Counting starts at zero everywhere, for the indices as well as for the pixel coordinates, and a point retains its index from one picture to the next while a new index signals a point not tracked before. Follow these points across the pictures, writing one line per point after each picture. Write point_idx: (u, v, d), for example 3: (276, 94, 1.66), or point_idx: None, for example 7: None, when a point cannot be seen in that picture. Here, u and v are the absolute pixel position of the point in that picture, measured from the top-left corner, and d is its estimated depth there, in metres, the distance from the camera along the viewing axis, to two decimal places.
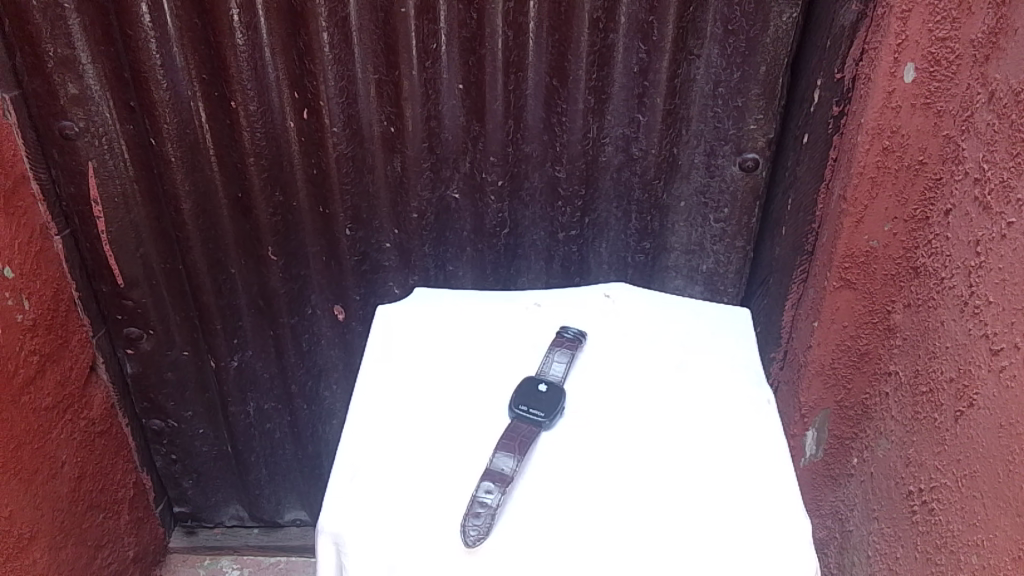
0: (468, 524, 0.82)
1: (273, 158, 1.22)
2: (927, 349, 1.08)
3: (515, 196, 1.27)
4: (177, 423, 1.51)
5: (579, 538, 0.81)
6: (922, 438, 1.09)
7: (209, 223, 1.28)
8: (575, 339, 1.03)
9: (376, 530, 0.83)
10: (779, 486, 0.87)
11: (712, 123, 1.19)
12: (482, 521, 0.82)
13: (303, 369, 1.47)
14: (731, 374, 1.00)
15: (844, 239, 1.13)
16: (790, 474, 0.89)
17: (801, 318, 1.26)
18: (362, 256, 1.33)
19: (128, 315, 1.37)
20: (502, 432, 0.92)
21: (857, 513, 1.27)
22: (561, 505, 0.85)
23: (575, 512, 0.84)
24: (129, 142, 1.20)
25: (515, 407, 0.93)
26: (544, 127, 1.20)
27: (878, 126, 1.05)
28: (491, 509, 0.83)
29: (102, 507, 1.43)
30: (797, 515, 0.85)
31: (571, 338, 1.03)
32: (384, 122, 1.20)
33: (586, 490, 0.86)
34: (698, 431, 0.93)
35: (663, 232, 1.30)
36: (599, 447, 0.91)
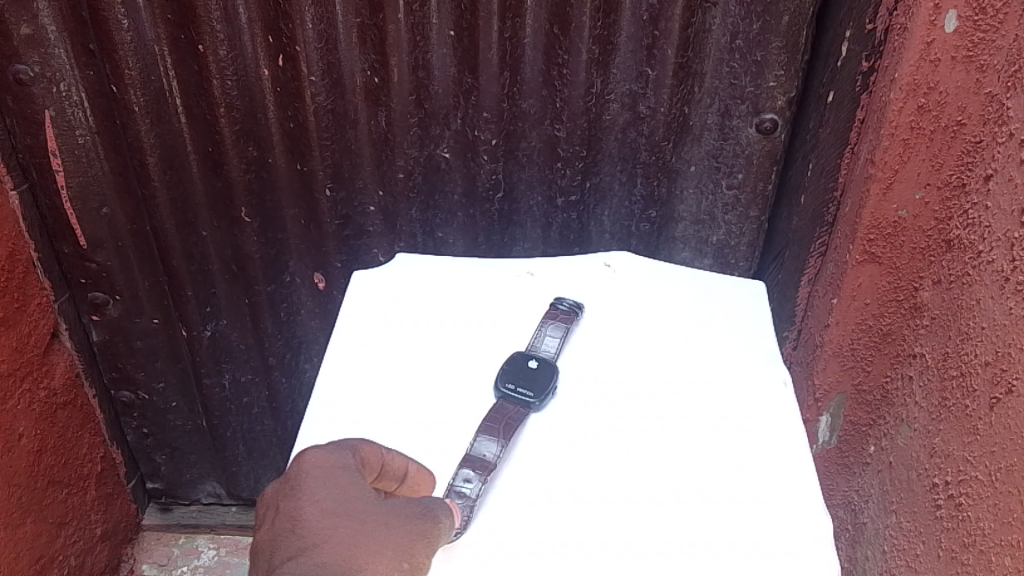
0: None
1: (246, 110, 1.12)
2: (959, 329, 0.98)
3: (511, 157, 1.17)
4: (147, 394, 1.42)
5: (569, 537, 0.73)
6: (950, 428, 1.00)
7: (177, 180, 1.18)
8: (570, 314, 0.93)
9: None
10: (794, 477, 0.78)
11: (727, 79, 1.08)
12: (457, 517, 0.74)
13: (282, 340, 1.38)
14: (743, 350, 0.90)
15: (871, 207, 1.04)
16: (807, 463, 0.79)
17: (818, 295, 1.17)
18: (345, 220, 1.24)
19: (93, 279, 1.27)
20: (486, 413, 0.83)
21: (872, 506, 1.18)
22: (550, 496, 0.76)
23: (565, 503, 0.76)
24: (90, 90, 1.10)
25: (502, 386, 0.84)
26: (543, 80, 1.10)
27: (913, 82, 0.95)
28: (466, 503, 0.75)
29: (66, 483, 1.35)
30: (811, 509, 0.76)
31: (565, 312, 0.93)
32: (367, 71, 1.10)
33: (579, 482, 0.77)
34: (706, 416, 0.83)
35: (671, 199, 1.20)
36: (593, 429, 0.82)
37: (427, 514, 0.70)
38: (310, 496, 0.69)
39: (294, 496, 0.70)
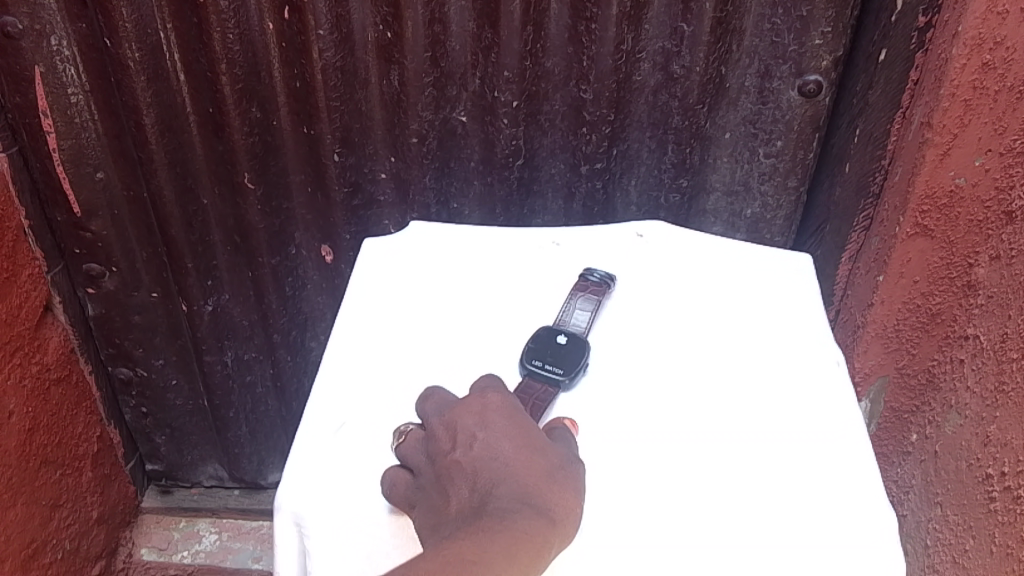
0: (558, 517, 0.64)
1: (249, 67, 1.04)
2: (1019, 307, 0.89)
3: (532, 120, 1.09)
4: (146, 372, 1.35)
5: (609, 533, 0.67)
6: (1007, 415, 0.91)
7: (176, 143, 1.10)
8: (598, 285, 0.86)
9: (338, 505, 0.70)
10: (851, 468, 0.71)
11: (768, 37, 1.00)
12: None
13: (286, 317, 1.31)
14: (791, 328, 0.82)
15: (924, 176, 0.96)
16: (867, 452, 0.72)
17: (859, 273, 1.09)
18: (354, 187, 1.16)
19: (87, 249, 1.20)
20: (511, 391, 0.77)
21: (913, 497, 1.09)
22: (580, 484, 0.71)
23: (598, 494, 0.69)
24: (82, 44, 1.02)
25: (527, 362, 0.78)
26: (569, 36, 1.02)
27: (978, 35, 0.87)
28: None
29: (60, 463, 1.28)
30: (871, 506, 0.68)
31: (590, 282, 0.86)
32: (379, 25, 1.02)
33: (618, 473, 0.71)
34: (755, 400, 0.76)
35: (703, 168, 1.12)
36: (631, 415, 0.75)
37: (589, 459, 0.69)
38: (505, 427, 0.67)
39: (488, 425, 0.67)
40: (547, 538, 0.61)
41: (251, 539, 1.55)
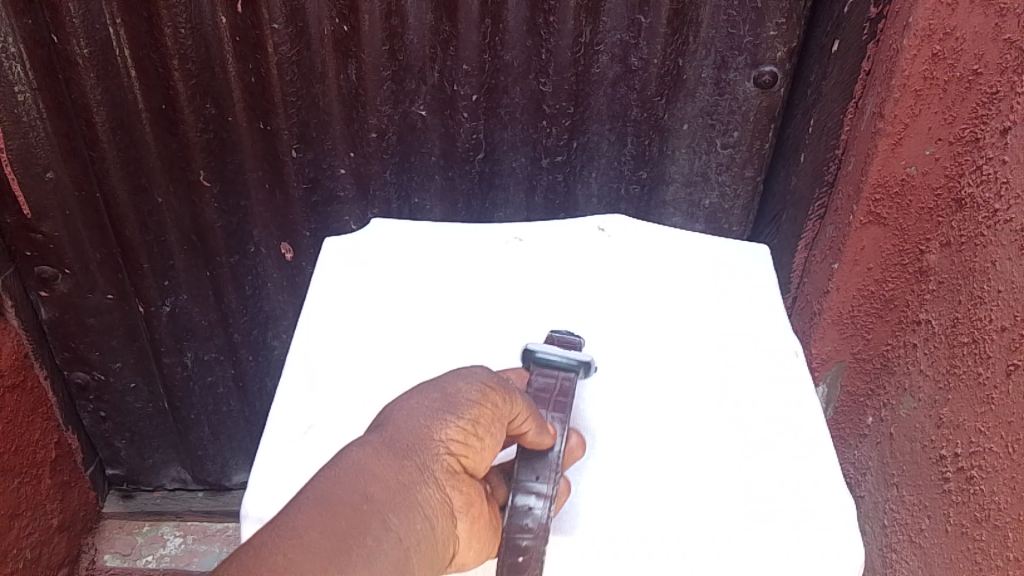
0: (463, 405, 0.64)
1: (202, 62, 1.02)
2: (970, 293, 0.92)
3: (492, 114, 1.09)
4: (103, 375, 1.32)
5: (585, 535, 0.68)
6: (960, 397, 0.94)
7: (129, 142, 1.08)
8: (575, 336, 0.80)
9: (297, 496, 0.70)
10: (813, 452, 0.73)
11: (725, 28, 1.01)
12: (535, 544, 0.62)
13: (247, 316, 1.29)
14: (751, 319, 0.84)
15: (878, 164, 0.98)
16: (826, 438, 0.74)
17: (815, 261, 1.11)
18: (313, 184, 1.14)
19: (39, 251, 1.17)
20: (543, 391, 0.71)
21: (869, 479, 1.12)
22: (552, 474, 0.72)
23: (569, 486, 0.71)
24: (28, 41, 0.99)
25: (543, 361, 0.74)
26: (527, 29, 1.01)
27: (929, 26, 0.89)
28: (539, 529, 0.62)
29: (17, 471, 1.26)
30: (833, 489, 0.70)
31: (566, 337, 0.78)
32: (335, 19, 1.00)
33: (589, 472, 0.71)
34: (719, 391, 0.77)
35: (662, 159, 1.13)
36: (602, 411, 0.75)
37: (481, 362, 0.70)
38: None
39: None
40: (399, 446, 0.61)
41: (217, 541, 1.50)
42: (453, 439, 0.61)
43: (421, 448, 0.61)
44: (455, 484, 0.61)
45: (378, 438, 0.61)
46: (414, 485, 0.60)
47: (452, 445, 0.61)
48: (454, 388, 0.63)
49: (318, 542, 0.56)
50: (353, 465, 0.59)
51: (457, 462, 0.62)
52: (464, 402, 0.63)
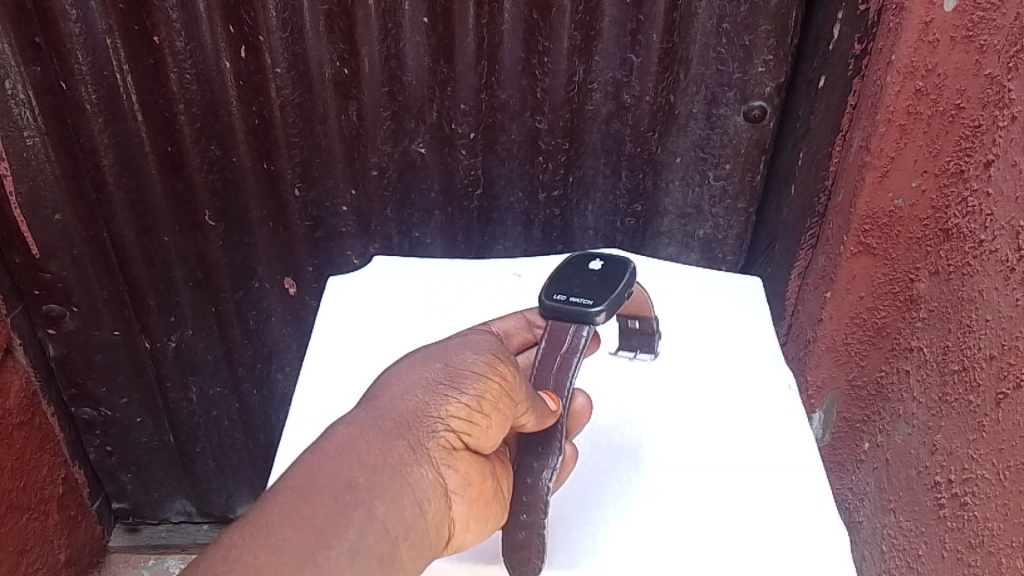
0: (465, 369, 0.63)
1: (207, 106, 1.05)
2: (959, 322, 0.94)
3: (490, 151, 1.11)
4: (110, 411, 1.34)
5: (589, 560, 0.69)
6: (952, 425, 0.95)
7: (135, 183, 1.11)
8: (576, 310, 0.73)
9: None
10: (806, 478, 0.75)
11: (714, 66, 1.03)
12: (533, 518, 0.68)
13: (251, 350, 1.31)
14: (745, 353, 0.87)
15: (865, 197, 1.00)
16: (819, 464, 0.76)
17: (809, 289, 1.13)
18: (315, 221, 1.17)
19: (47, 290, 1.19)
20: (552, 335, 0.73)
21: (868, 504, 1.13)
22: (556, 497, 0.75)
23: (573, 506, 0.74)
24: (37, 87, 1.02)
25: (555, 302, 0.74)
26: (522, 70, 1.04)
27: (910, 64, 0.91)
28: (537, 503, 0.68)
29: (25, 508, 1.28)
30: (828, 514, 0.71)
31: (564, 322, 0.74)
32: (336, 63, 1.03)
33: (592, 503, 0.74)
34: (714, 423, 0.80)
35: (656, 193, 1.15)
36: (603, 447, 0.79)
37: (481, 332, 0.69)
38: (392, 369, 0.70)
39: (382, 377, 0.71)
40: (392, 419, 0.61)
41: None
42: (456, 416, 0.62)
43: (421, 425, 0.61)
44: (452, 462, 0.61)
45: (377, 412, 0.61)
46: (411, 465, 0.59)
47: (454, 421, 0.61)
48: (461, 361, 0.64)
49: (295, 535, 0.54)
50: (343, 442, 0.59)
51: (457, 439, 0.62)
52: (469, 377, 0.63)
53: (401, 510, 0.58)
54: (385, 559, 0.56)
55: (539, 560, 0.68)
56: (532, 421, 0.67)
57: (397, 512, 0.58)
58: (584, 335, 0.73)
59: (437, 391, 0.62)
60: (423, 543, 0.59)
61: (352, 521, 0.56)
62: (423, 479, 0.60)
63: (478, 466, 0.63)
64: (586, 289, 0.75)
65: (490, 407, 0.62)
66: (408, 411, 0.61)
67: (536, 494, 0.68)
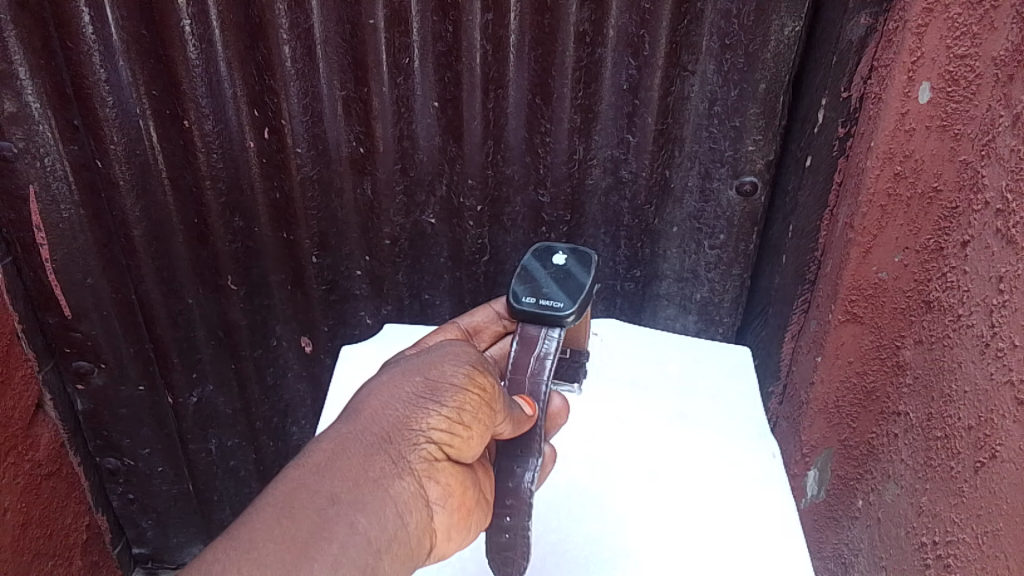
0: (444, 383, 0.71)
1: (231, 181, 1.13)
2: (941, 391, 0.98)
3: (496, 222, 1.18)
4: (133, 461, 1.40)
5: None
6: (936, 488, 0.99)
7: (162, 251, 1.18)
8: (552, 315, 0.82)
9: None
10: (783, 536, 0.84)
11: (707, 144, 1.09)
12: (516, 520, 0.78)
13: (268, 405, 1.37)
14: (730, 422, 0.97)
15: (850, 270, 1.05)
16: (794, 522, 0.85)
17: (801, 351, 1.18)
18: (331, 285, 1.24)
19: (77, 348, 1.26)
20: (531, 338, 0.82)
21: (862, 560, 1.16)
22: (549, 548, 0.85)
23: (569, 553, 0.84)
24: (75, 164, 1.10)
25: (531, 309, 0.82)
26: (526, 148, 1.11)
27: (889, 150, 0.97)
28: (520, 505, 0.78)
29: (52, 554, 1.33)
30: (805, 570, 0.80)
31: (537, 326, 0.83)
32: (352, 142, 1.10)
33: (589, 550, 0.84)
34: (699, 484, 0.90)
35: (654, 259, 1.22)
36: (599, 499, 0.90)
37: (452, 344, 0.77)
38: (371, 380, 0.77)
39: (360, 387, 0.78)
40: (373, 435, 0.68)
41: None
42: (436, 427, 0.70)
43: (404, 437, 0.69)
44: (433, 472, 0.69)
45: (362, 426, 0.69)
46: (394, 475, 0.67)
47: (434, 432, 0.70)
48: (439, 375, 0.72)
49: (278, 550, 0.59)
50: (330, 458, 0.66)
51: (438, 449, 0.70)
52: (448, 389, 0.71)
53: (383, 519, 0.65)
54: (369, 567, 0.63)
55: (522, 559, 0.80)
56: (507, 429, 0.76)
57: (381, 521, 0.65)
58: (552, 336, 0.82)
59: (418, 404, 0.70)
60: (405, 549, 0.67)
61: (335, 531, 0.62)
62: (406, 487, 0.67)
63: (455, 473, 0.72)
64: (553, 292, 0.84)
65: (467, 417, 0.71)
66: (392, 425, 0.69)
67: (518, 497, 0.78)
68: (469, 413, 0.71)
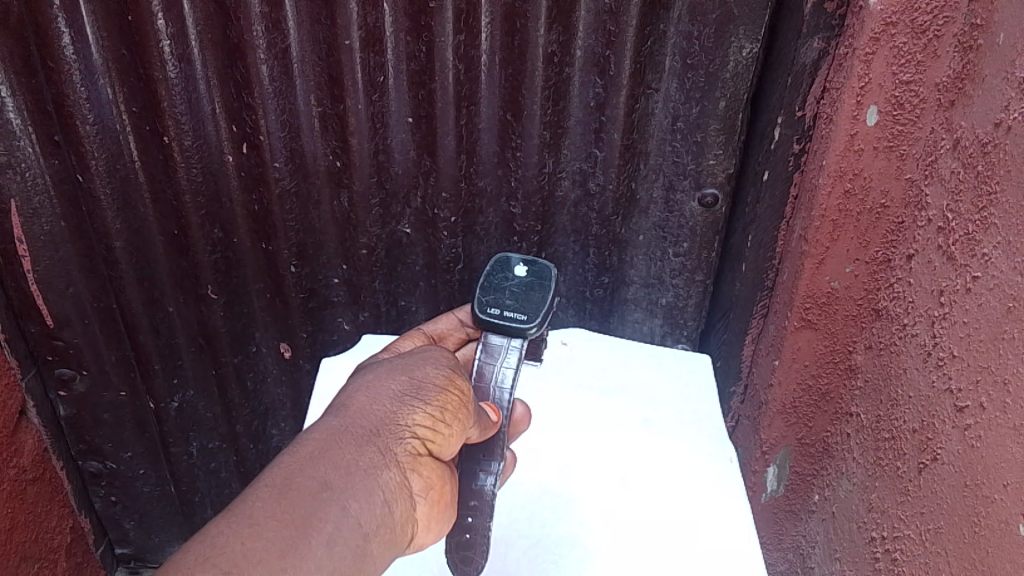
0: (428, 383, 0.76)
1: (211, 194, 1.16)
2: (889, 396, 1.05)
3: (470, 231, 1.22)
4: (115, 464, 1.43)
5: None
6: (884, 486, 1.05)
7: (143, 261, 1.21)
8: (512, 328, 0.86)
9: None
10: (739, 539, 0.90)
11: (671, 158, 1.14)
12: (479, 520, 0.83)
13: (248, 408, 1.41)
14: (690, 427, 1.03)
15: (805, 280, 1.09)
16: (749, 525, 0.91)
17: (761, 355, 1.21)
18: (309, 292, 1.27)
19: (59, 356, 1.28)
20: (494, 349, 0.87)
21: (819, 551, 1.23)
22: (517, 555, 0.90)
23: (538, 561, 0.90)
24: (55, 178, 1.12)
25: (494, 321, 0.87)
26: (498, 161, 1.15)
27: (840, 169, 1.01)
28: (483, 506, 0.83)
29: (36, 557, 1.36)
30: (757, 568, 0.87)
31: (499, 335, 0.87)
32: (330, 156, 1.14)
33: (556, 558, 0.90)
34: (661, 489, 0.96)
35: (621, 266, 1.26)
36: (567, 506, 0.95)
37: (431, 349, 0.82)
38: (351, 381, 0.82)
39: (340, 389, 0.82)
40: (362, 427, 0.73)
41: None
42: (420, 423, 0.74)
43: (391, 431, 0.73)
44: (417, 466, 0.74)
45: (352, 420, 0.73)
46: (382, 466, 0.71)
47: (418, 428, 0.74)
48: (422, 376, 0.77)
49: (277, 527, 0.64)
50: (321, 447, 0.70)
51: (421, 444, 0.74)
52: (431, 390, 0.76)
53: (371, 507, 0.69)
54: (358, 548, 0.68)
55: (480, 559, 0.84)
56: (478, 432, 0.81)
57: (369, 507, 0.69)
58: (514, 346, 0.86)
59: (404, 402, 0.75)
60: (390, 535, 0.71)
61: (329, 514, 0.67)
62: (392, 478, 0.71)
63: (437, 468, 0.76)
64: (517, 305, 0.88)
65: (449, 416, 0.76)
66: (380, 420, 0.74)
67: (482, 498, 0.83)
68: (450, 412, 0.76)
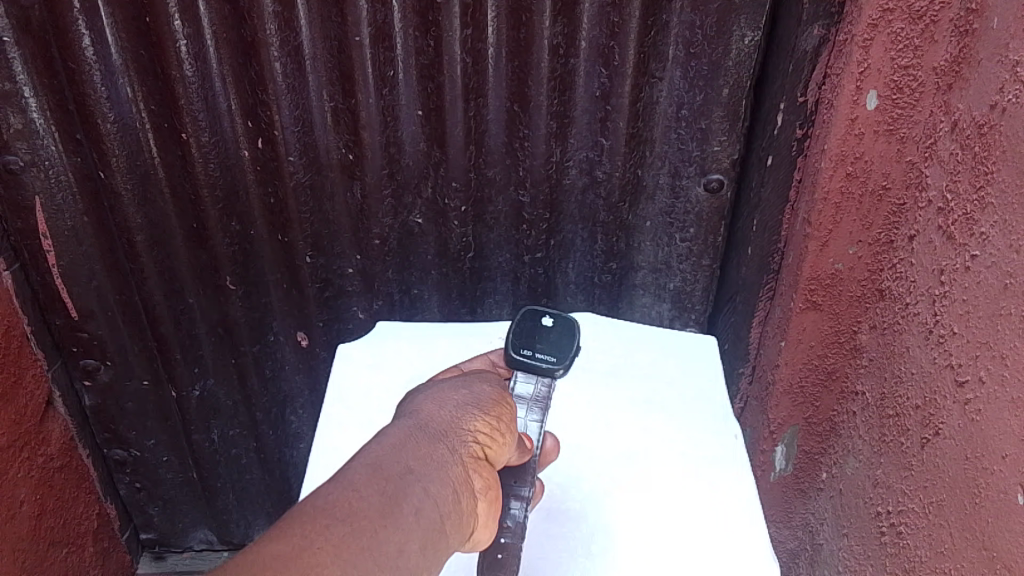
0: (484, 394, 0.81)
1: (228, 189, 1.19)
2: (893, 373, 1.07)
3: (479, 220, 1.25)
4: (139, 452, 1.47)
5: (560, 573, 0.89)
6: (889, 462, 1.08)
7: (164, 254, 1.24)
8: (544, 368, 0.94)
9: None
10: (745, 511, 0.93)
11: (676, 145, 1.16)
12: (512, 542, 0.85)
13: (267, 396, 1.45)
14: (697, 406, 1.05)
15: (810, 262, 1.11)
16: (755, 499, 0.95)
17: (768, 336, 1.22)
18: (324, 282, 1.31)
19: (84, 347, 1.32)
20: (527, 386, 0.93)
21: (827, 527, 1.26)
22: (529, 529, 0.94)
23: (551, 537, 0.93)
24: (77, 175, 1.16)
25: (526, 360, 0.94)
26: (506, 151, 1.18)
27: (841, 153, 1.03)
28: (517, 527, 0.85)
29: (65, 542, 1.40)
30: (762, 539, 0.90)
31: (528, 374, 0.94)
32: (342, 149, 1.17)
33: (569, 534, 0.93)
34: (670, 467, 0.99)
35: (630, 251, 1.28)
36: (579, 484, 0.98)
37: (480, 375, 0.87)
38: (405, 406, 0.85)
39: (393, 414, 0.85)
40: (432, 427, 0.76)
41: None
42: (481, 430, 0.78)
43: (457, 433, 0.76)
44: (479, 466, 0.76)
45: (423, 421, 0.76)
46: (451, 461, 0.74)
47: (479, 434, 0.77)
48: (480, 390, 0.82)
49: (374, 493, 0.68)
50: (399, 441, 0.73)
51: (482, 449, 0.77)
52: (488, 402, 0.80)
53: (445, 496, 0.71)
54: (435, 530, 0.70)
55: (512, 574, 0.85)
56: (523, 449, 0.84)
57: (443, 495, 0.71)
58: (544, 384, 0.93)
59: (466, 410, 0.79)
60: (458, 527, 0.72)
61: (411, 494, 0.69)
62: (460, 474, 0.73)
63: (494, 473, 0.78)
64: (544, 347, 0.96)
65: (505, 426, 0.80)
66: (447, 423, 0.77)
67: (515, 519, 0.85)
68: (505, 423, 0.80)
